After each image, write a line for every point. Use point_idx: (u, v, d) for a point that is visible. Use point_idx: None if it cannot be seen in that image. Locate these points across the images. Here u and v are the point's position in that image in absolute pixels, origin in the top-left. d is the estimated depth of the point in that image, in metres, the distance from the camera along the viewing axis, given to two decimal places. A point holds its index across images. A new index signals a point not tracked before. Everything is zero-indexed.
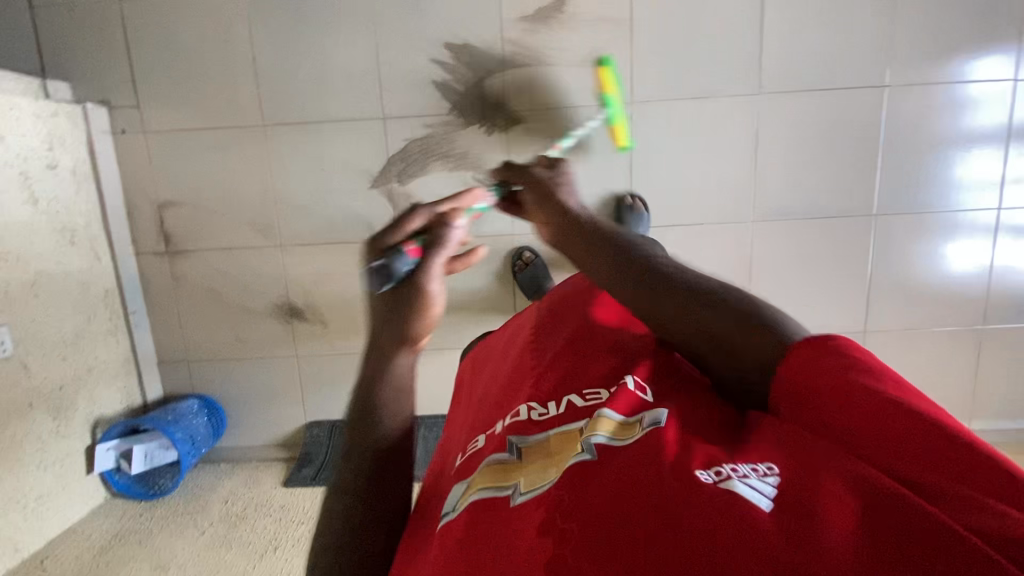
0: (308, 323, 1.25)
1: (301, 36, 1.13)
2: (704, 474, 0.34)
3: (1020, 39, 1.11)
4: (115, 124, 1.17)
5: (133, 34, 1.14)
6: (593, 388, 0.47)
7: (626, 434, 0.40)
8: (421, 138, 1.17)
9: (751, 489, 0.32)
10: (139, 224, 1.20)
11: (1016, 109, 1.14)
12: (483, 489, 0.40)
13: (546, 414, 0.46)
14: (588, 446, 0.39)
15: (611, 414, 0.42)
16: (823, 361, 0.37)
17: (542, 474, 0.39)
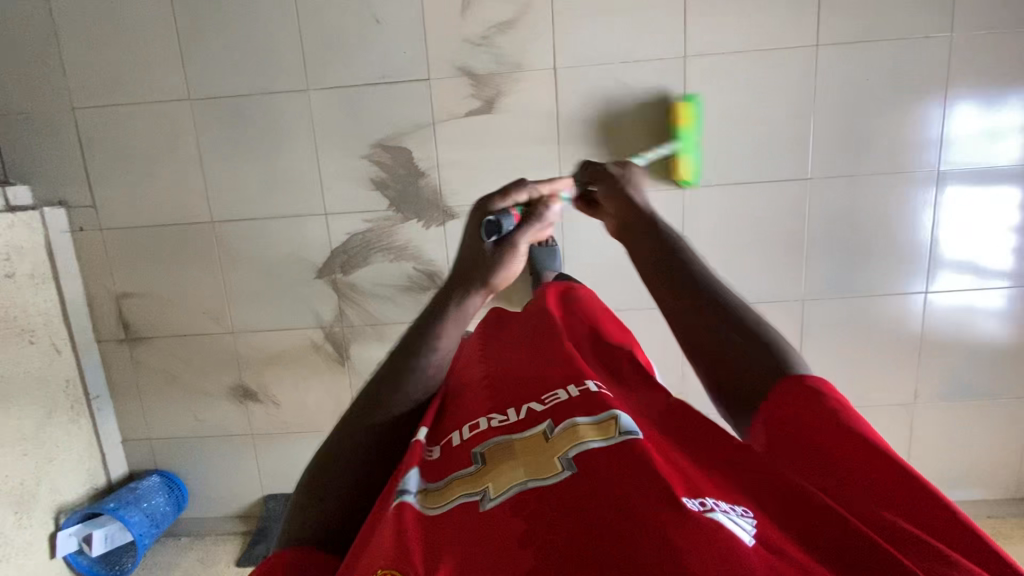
0: (263, 404, 1.31)
1: (244, 140, 1.19)
2: (691, 502, 0.38)
3: (976, 98, 1.12)
4: (73, 223, 1.23)
5: (87, 140, 1.20)
6: (550, 392, 0.52)
7: (593, 434, 0.44)
8: (362, 233, 1.22)
9: (731, 522, 0.37)
10: (99, 314, 1.27)
11: (983, 155, 1.15)
12: (457, 497, 0.44)
13: (506, 420, 0.50)
14: (566, 462, 0.43)
15: (584, 421, 0.46)
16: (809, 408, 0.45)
17: (509, 475, 0.44)
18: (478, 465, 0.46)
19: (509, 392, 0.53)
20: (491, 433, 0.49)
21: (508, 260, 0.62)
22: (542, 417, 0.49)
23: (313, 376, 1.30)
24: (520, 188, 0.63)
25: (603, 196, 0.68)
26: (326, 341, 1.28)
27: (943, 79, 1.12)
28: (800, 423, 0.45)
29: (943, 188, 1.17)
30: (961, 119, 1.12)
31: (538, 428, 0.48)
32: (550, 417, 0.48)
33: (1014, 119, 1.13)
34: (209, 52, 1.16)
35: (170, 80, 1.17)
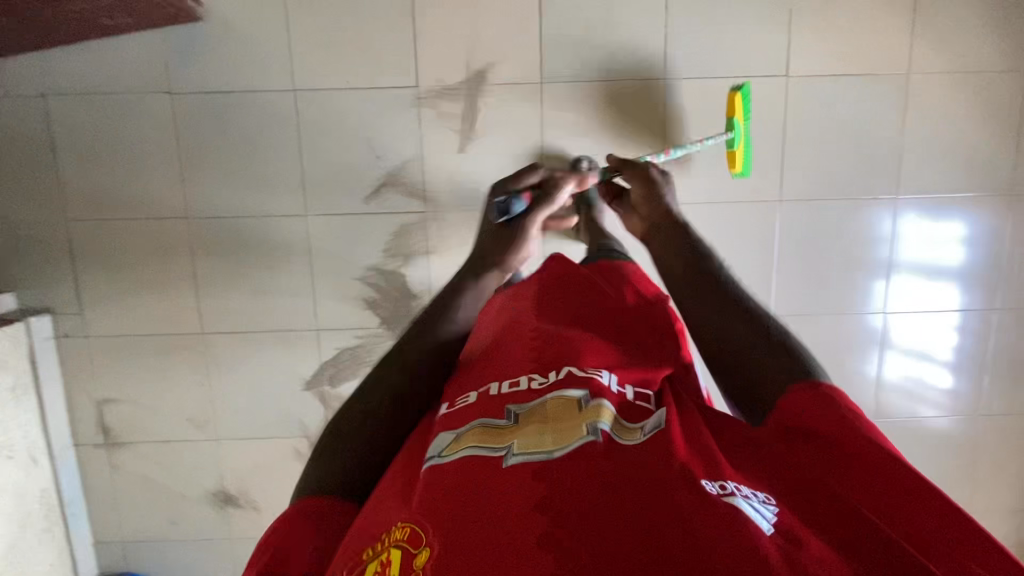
0: (243, 508, 1.32)
1: (239, 256, 1.22)
2: (712, 485, 0.46)
3: (912, 203, 1.24)
4: (58, 329, 1.24)
5: (80, 250, 1.21)
6: (589, 367, 0.60)
7: (627, 433, 0.52)
8: (352, 348, 1.26)
9: (751, 509, 0.44)
10: (79, 419, 1.27)
11: (921, 253, 1.27)
12: (474, 447, 0.52)
13: (546, 381, 0.59)
14: (592, 428, 0.50)
15: (610, 405, 0.55)
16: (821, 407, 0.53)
17: (538, 441, 0.51)
18: (511, 420, 0.55)
19: (543, 360, 0.62)
20: (525, 397, 0.57)
21: (525, 230, 0.89)
22: (580, 386, 0.57)
23: (295, 483, 1.31)
24: (532, 173, 0.93)
25: (637, 197, 0.83)
26: (310, 450, 1.30)
27: (891, 229, 1.25)
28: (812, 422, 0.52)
29: (895, 278, 1.27)
30: (901, 215, 1.24)
31: (573, 395, 0.56)
32: (585, 389, 0.57)
33: (956, 230, 1.26)
34: (208, 174, 1.19)
35: (168, 197, 1.20)
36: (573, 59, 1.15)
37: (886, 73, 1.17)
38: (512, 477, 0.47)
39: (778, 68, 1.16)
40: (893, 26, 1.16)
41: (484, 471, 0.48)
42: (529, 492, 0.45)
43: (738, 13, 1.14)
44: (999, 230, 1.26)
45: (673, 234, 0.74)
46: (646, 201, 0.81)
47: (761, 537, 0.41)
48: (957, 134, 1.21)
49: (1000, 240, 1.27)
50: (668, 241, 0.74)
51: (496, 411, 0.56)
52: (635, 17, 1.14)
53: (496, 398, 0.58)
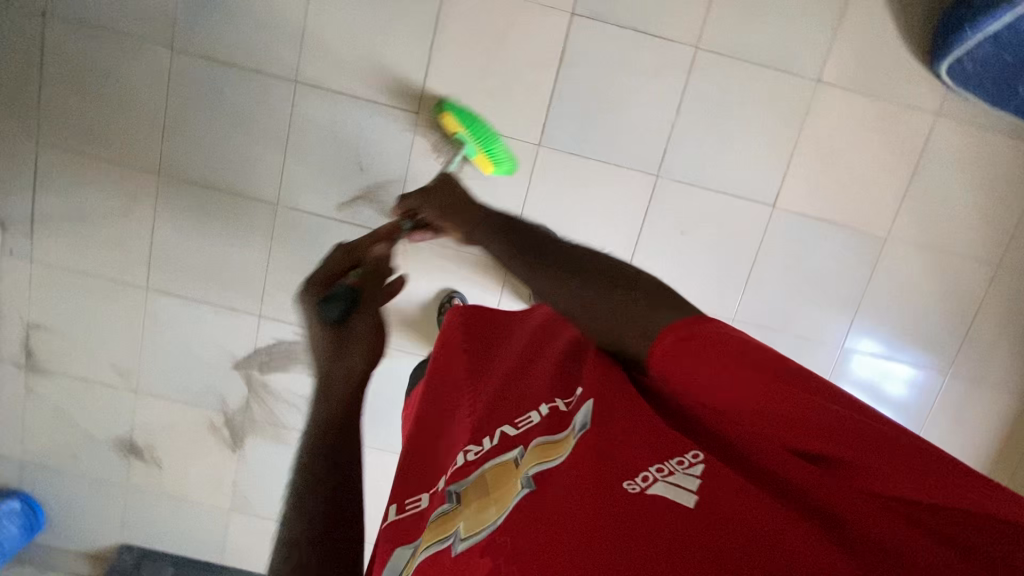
0: (145, 462, 1.34)
1: (201, 225, 1.22)
2: (633, 483, 0.50)
3: (875, 333, 1.24)
4: (4, 245, 1.23)
5: (43, 176, 1.20)
6: (521, 416, 0.64)
7: (555, 454, 0.57)
8: (289, 342, 1.27)
9: (668, 490, 0.48)
10: (6, 336, 1.27)
11: (871, 380, 1.27)
12: (432, 543, 0.56)
13: (480, 449, 0.62)
14: (526, 480, 0.55)
15: (539, 440, 0.60)
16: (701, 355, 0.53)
17: (481, 516, 0.55)
18: (453, 502, 0.59)
19: (480, 423, 0.65)
20: (466, 471, 0.61)
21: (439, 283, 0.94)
22: (513, 444, 0.62)
23: (202, 452, 1.33)
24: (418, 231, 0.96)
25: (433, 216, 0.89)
26: (224, 426, 1.31)
27: (839, 360, 1.26)
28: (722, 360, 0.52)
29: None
30: (861, 341, 1.25)
31: (510, 455, 0.60)
32: (519, 444, 0.61)
33: (903, 372, 1.27)
34: (190, 137, 1.18)
35: (144, 148, 1.18)
36: (575, 132, 1.15)
37: (867, 231, 1.19)
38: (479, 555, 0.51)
39: (767, 196, 1.17)
40: (887, 188, 1.17)
41: (443, 562, 0.54)
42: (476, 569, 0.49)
43: (744, 134, 1.15)
44: (941, 393, 1.28)
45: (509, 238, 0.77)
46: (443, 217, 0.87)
47: (701, 522, 0.45)
48: (919, 306, 1.23)
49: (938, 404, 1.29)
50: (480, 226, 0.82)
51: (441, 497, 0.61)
52: (645, 109, 1.14)
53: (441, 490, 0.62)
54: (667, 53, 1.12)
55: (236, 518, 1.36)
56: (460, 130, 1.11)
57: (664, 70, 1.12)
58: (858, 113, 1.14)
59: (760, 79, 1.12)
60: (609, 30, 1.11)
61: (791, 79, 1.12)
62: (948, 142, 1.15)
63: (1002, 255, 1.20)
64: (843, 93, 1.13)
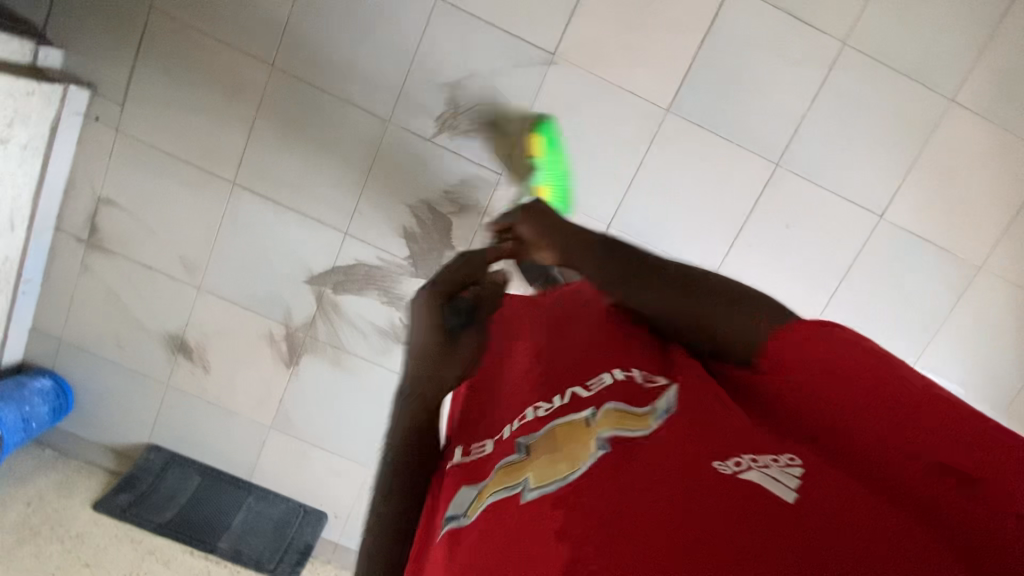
0: (192, 363, 1.28)
1: (304, 128, 1.17)
2: (726, 465, 0.41)
3: (947, 360, 1.26)
4: (90, 110, 1.16)
5: (147, 44, 1.13)
6: (592, 376, 0.53)
7: (638, 424, 0.46)
8: (370, 266, 1.23)
9: (772, 481, 0.39)
10: (72, 206, 1.21)
11: None
12: (496, 492, 0.47)
13: (551, 407, 0.51)
14: (601, 442, 0.45)
15: (622, 407, 0.48)
16: (842, 351, 0.46)
17: (552, 468, 0.45)
18: (523, 453, 0.48)
19: (547, 380, 0.55)
20: (534, 425, 0.51)
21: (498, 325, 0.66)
22: (585, 403, 0.50)
23: (254, 363, 1.28)
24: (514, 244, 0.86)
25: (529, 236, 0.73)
26: (283, 339, 1.27)
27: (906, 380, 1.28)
28: (833, 361, 0.45)
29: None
30: (932, 364, 1.26)
31: (580, 414, 0.49)
32: (591, 402, 0.50)
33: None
34: (310, 33, 1.13)
35: (261, 36, 1.13)
36: (706, 105, 1.14)
37: (963, 257, 1.21)
38: (528, 517, 0.42)
39: (876, 205, 1.18)
40: (992, 219, 1.19)
41: (503, 519, 0.44)
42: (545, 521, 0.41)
43: (868, 139, 1.15)
44: None
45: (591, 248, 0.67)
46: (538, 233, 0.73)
47: (794, 522, 0.36)
48: (995, 340, 1.25)
49: None
50: (583, 250, 0.67)
51: (508, 447, 0.51)
52: (780, 96, 1.13)
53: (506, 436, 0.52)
54: (815, 44, 1.11)
55: (274, 435, 1.32)
56: (536, 155, 1.13)
57: (807, 60, 1.12)
58: (982, 140, 1.15)
59: (897, 87, 1.13)
60: (764, 8, 1.09)
61: (926, 94, 1.13)
62: None
63: None
64: (973, 117, 1.14)
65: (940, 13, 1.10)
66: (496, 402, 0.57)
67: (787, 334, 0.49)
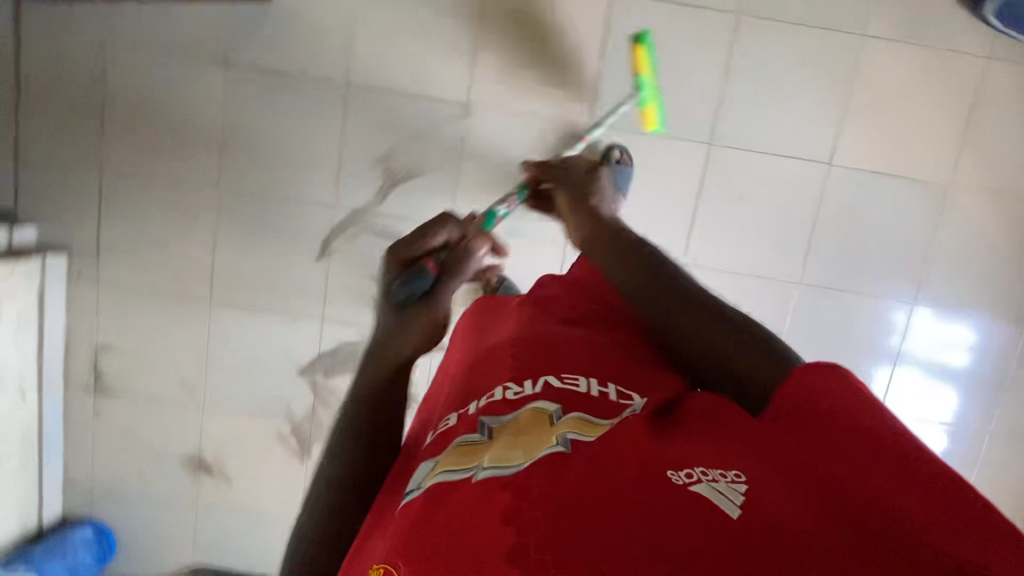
0: (214, 479, 1.33)
1: (261, 234, 1.24)
2: (676, 474, 0.37)
3: (959, 276, 1.21)
4: (72, 271, 1.26)
5: (108, 199, 1.24)
6: (568, 373, 0.52)
7: (596, 431, 0.44)
8: (352, 344, 1.27)
9: (717, 492, 0.36)
10: (74, 362, 1.29)
11: (961, 325, 1.23)
12: (444, 471, 0.43)
13: (520, 392, 0.50)
14: (563, 439, 0.42)
15: (588, 418, 0.46)
16: (829, 388, 0.44)
17: (507, 452, 0.42)
18: (484, 435, 0.47)
19: (526, 365, 0.54)
20: (501, 409, 0.49)
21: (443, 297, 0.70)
22: (551, 398, 0.49)
23: (270, 464, 1.32)
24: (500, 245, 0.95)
25: (564, 199, 0.87)
26: (292, 435, 1.31)
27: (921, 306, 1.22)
28: (818, 406, 0.43)
29: (898, 372, 1.26)
30: (948, 281, 1.21)
31: (547, 409, 0.47)
32: (559, 403, 0.48)
33: (963, 334, 1.23)
34: (245, 148, 1.21)
35: (203, 164, 1.22)
36: (624, 107, 1.17)
37: (927, 179, 1.17)
38: (473, 502, 0.38)
39: (821, 154, 1.17)
40: (943, 135, 1.16)
41: (450, 493, 0.40)
42: (493, 503, 0.37)
43: (790, 94, 1.15)
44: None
45: (627, 253, 0.68)
46: (575, 203, 0.85)
47: (735, 531, 0.33)
48: (987, 250, 1.20)
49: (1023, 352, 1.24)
50: (619, 257, 0.68)
51: (472, 425, 0.49)
52: (691, 79, 1.15)
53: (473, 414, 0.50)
54: (710, 22, 1.13)
55: None
56: (643, 73, 1.09)
57: (706, 40, 1.14)
58: (906, 63, 1.13)
59: (803, 39, 1.13)
60: (649, 4, 1.13)
61: (835, 36, 1.13)
62: (1001, 84, 1.14)
63: None
64: (889, 44, 1.13)
65: None
66: (472, 382, 0.56)
67: (815, 371, 0.46)
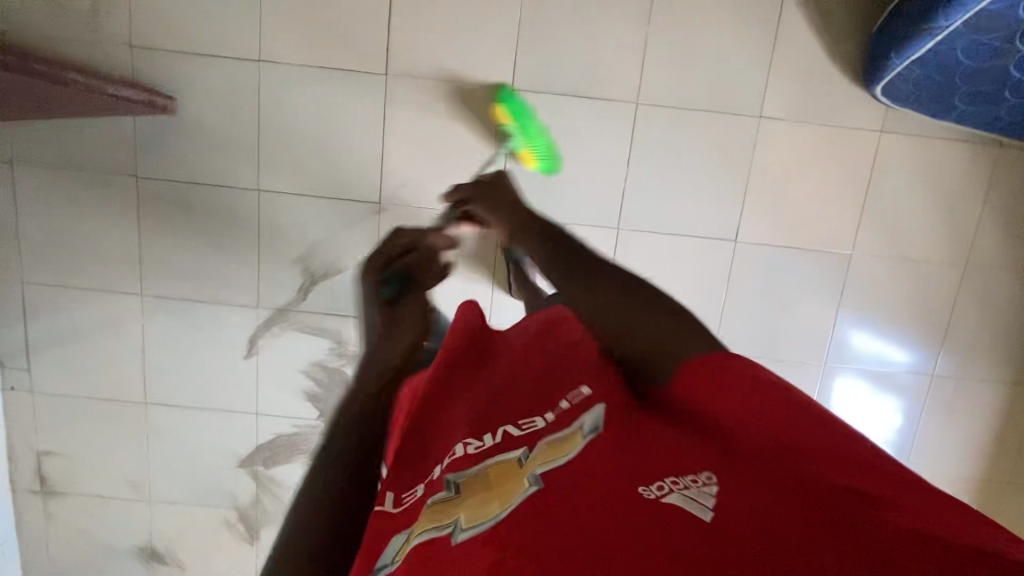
0: (169, 566, 1.38)
1: (189, 336, 1.26)
2: (650, 489, 0.43)
3: (885, 314, 1.24)
4: (5, 382, 1.28)
5: (32, 311, 1.24)
6: (528, 418, 0.56)
7: (565, 451, 0.49)
8: (289, 434, 1.31)
9: (688, 500, 0.41)
10: (19, 466, 1.32)
11: (895, 350, 1.26)
12: (424, 533, 0.47)
13: (481, 446, 0.53)
14: (534, 477, 0.46)
15: (552, 439, 0.51)
16: (734, 369, 0.50)
17: (483, 509, 0.46)
18: (450, 491, 0.50)
19: (481, 418, 0.57)
20: (465, 464, 0.52)
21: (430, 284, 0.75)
22: (518, 443, 0.53)
23: (221, 549, 1.37)
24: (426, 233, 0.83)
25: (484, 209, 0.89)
26: (239, 522, 1.35)
27: (845, 347, 1.26)
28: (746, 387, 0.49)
29: (832, 392, 1.29)
30: (879, 311, 1.24)
31: (512, 455, 0.51)
32: (524, 445, 0.52)
33: (896, 359, 1.27)
34: (165, 254, 1.22)
35: (123, 271, 1.23)
36: (534, 197, 1.19)
37: (831, 250, 1.21)
38: (459, 559, 0.43)
39: (728, 231, 1.20)
40: (846, 204, 1.19)
41: (434, 562, 0.44)
42: (476, 563, 0.41)
43: (695, 176, 1.17)
44: (940, 380, 1.28)
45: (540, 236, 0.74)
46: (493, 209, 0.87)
47: (706, 531, 0.38)
48: (892, 309, 1.24)
49: (941, 389, 1.28)
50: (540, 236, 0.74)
51: (438, 484, 0.52)
52: (597, 168, 1.17)
53: (438, 473, 0.54)
54: (612, 111, 1.15)
55: None
56: (505, 123, 1.12)
57: (609, 128, 1.15)
58: (804, 140, 1.16)
59: (704, 122, 1.15)
60: (551, 98, 1.14)
61: (734, 119, 1.15)
62: (897, 157, 1.17)
63: (968, 255, 1.21)
64: (788, 123, 1.15)
65: (718, 44, 1.12)
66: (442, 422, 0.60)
67: (699, 368, 0.52)
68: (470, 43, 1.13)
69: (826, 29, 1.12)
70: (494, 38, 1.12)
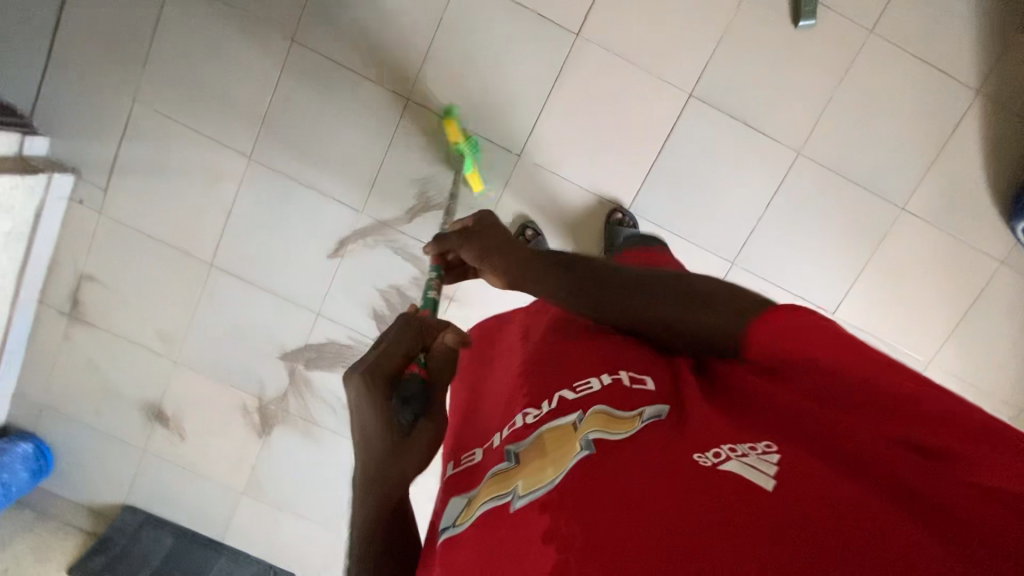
0: (169, 430, 1.33)
1: (278, 214, 1.21)
2: (705, 457, 0.41)
3: None
4: (75, 193, 1.21)
5: (132, 133, 1.18)
6: (581, 380, 0.53)
7: (621, 427, 0.47)
8: (340, 344, 1.27)
9: (748, 467, 0.40)
10: (55, 282, 1.25)
11: None
12: (486, 501, 0.46)
13: (539, 414, 0.51)
14: (586, 443, 0.45)
15: (608, 410, 0.49)
16: (793, 327, 0.45)
17: (538, 473, 0.45)
18: (512, 462, 0.48)
19: (533, 387, 0.55)
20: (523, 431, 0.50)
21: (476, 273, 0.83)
22: (572, 408, 0.50)
23: (228, 431, 1.33)
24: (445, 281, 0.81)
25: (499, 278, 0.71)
26: (255, 411, 1.32)
27: None
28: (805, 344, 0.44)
29: None
30: None
31: (567, 420, 0.49)
32: (579, 408, 0.50)
33: None
34: (288, 126, 1.17)
35: (239, 127, 1.17)
36: (666, 204, 1.19)
37: (912, 354, 1.25)
38: (515, 528, 0.42)
39: (829, 303, 1.22)
40: (941, 317, 1.23)
41: (497, 530, 0.44)
42: (534, 526, 0.41)
43: (822, 240, 1.19)
44: None
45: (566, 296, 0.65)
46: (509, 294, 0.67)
47: (767, 501, 0.37)
48: None
49: None
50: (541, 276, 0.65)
51: (500, 455, 0.50)
52: (736, 199, 1.17)
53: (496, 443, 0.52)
54: (773, 152, 1.15)
55: (246, 500, 1.36)
56: (457, 141, 1.13)
57: (763, 167, 1.16)
58: (932, 245, 1.19)
59: (850, 195, 1.17)
60: (723, 117, 1.14)
61: (878, 201, 1.17)
62: (1004, 291, 1.21)
63: None
64: (923, 225, 1.18)
65: (894, 127, 1.14)
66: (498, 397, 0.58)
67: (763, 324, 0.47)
68: (669, 35, 1.11)
69: (992, 150, 1.15)
70: (693, 39, 1.11)
